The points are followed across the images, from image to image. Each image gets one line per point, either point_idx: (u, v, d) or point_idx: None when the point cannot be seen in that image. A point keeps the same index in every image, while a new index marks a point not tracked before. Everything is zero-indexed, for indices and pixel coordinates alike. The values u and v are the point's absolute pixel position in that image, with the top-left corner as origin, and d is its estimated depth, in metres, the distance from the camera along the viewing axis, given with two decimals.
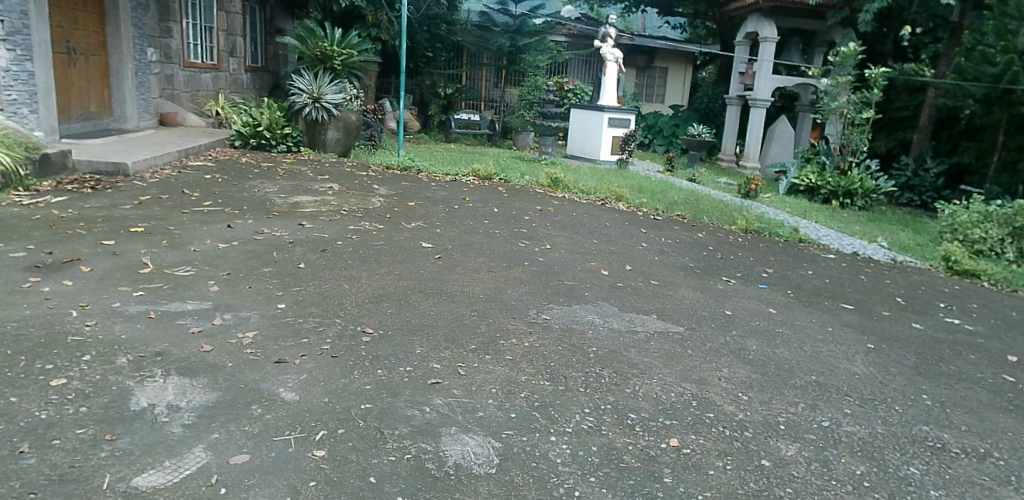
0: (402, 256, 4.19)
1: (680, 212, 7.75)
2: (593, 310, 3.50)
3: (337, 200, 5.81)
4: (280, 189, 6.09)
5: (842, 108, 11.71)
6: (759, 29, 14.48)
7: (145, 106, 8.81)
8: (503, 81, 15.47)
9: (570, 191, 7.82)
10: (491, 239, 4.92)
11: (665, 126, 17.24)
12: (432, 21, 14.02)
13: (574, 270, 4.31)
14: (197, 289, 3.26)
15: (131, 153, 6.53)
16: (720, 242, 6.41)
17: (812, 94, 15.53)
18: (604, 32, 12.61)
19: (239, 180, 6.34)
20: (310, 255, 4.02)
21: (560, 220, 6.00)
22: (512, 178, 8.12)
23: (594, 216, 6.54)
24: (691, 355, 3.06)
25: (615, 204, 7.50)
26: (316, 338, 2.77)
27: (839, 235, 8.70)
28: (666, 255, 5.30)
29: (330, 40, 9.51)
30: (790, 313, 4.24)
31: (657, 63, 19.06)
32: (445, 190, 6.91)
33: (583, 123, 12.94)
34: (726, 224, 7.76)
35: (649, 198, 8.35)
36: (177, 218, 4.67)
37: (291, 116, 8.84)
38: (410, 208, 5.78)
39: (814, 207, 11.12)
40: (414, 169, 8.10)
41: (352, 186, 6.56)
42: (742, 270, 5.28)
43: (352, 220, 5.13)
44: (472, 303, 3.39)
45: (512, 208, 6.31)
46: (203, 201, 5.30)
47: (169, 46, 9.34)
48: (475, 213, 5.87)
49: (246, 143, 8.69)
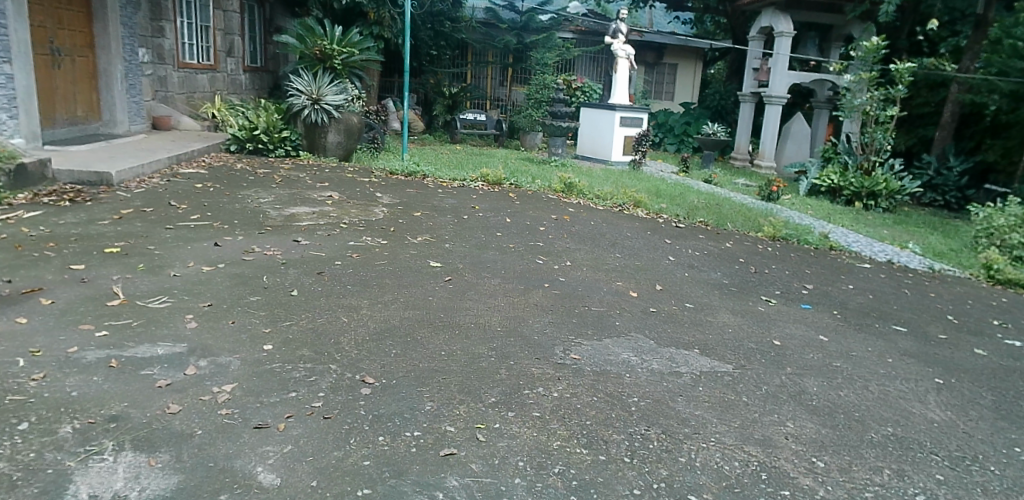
0: (409, 278, 3.76)
1: (702, 219, 7.30)
2: (627, 346, 3.06)
3: (337, 211, 5.38)
4: (276, 199, 5.65)
5: (866, 105, 11.18)
6: (775, 23, 13.94)
7: (135, 109, 8.39)
8: (509, 80, 15.02)
9: (585, 197, 7.36)
10: (505, 256, 4.48)
11: (676, 124, 16.71)
12: (436, 18, 13.61)
13: (600, 292, 3.87)
14: (170, 326, 2.81)
15: (117, 160, 6.10)
16: (750, 253, 5.96)
17: (828, 90, 15.05)
18: (615, 28, 12.17)
19: (232, 189, 5.91)
20: (304, 279, 3.58)
21: (578, 231, 5.55)
22: (523, 183, 7.67)
23: (613, 225, 6.09)
24: (748, 405, 2.61)
25: (633, 210, 7.05)
26: (307, 393, 2.33)
27: (869, 241, 8.23)
28: (696, 270, 4.85)
29: (330, 38, 9.08)
30: (842, 341, 3.79)
31: (666, 60, 18.56)
32: (454, 197, 6.47)
33: (593, 123, 12.49)
34: (751, 231, 7.30)
35: (668, 203, 7.89)
36: (160, 235, 4.24)
37: (290, 119, 8.41)
38: (415, 219, 5.35)
39: (838, 209, 10.64)
40: (419, 174, 7.66)
41: (353, 194, 6.14)
42: (780, 287, 4.84)
43: (353, 235, 4.70)
44: (490, 338, 2.95)
45: (525, 217, 5.87)
46: (190, 214, 4.86)
47: (161, 46, 8.93)
48: (486, 224, 5.42)
49: (242, 148, 8.25)
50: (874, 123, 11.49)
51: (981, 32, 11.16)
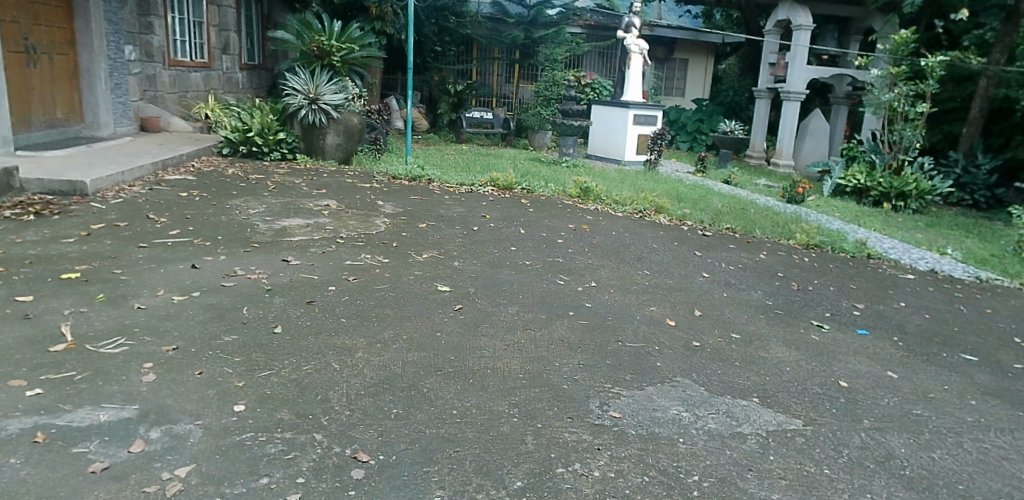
0: (415, 307, 3.25)
1: (729, 225, 6.79)
2: (675, 397, 2.54)
3: (334, 223, 4.88)
4: (267, 209, 5.15)
5: (894, 101, 10.62)
6: (793, 16, 13.41)
7: (121, 110, 7.91)
8: (516, 77, 14.48)
9: (602, 202, 6.84)
10: (520, 276, 3.96)
11: (688, 121, 16.13)
12: (439, 13, 13.18)
13: (633, 321, 3.35)
14: (120, 379, 2.31)
15: (94, 167, 5.62)
16: (788, 266, 5.45)
17: (848, 85, 14.56)
18: (628, 22, 11.64)
19: (219, 198, 5.42)
20: (291, 311, 3.07)
21: (599, 243, 5.05)
22: (535, 187, 7.16)
23: (635, 234, 5.57)
24: (833, 483, 2.10)
25: (655, 217, 6.54)
26: (280, 479, 1.82)
27: (905, 247, 7.69)
28: (735, 289, 4.33)
29: (328, 34, 8.57)
30: (915, 379, 3.28)
31: (677, 55, 17.95)
32: (461, 205, 5.96)
33: (606, 121, 11.99)
34: (781, 238, 6.80)
35: (691, 208, 7.38)
36: (131, 256, 3.74)
37: (286, 120, 7.91)
38: (419, 232, 4.85)
39: (865, 211, 10.10)
40: (424, 178, 7.15)
41: (352, 202, 5.66)
42: (828, 308, 4.34)
43: (350, 251, 4.19)
44: (510, 390, 2.45)
45: (540, 227, 5.36)
46: (169, 228, 4.36)
47: (151, 43, 8.42)
48: (499, 236, 4.92)
49: (235, 151, 7.78)
50: (902, 119, 10.93)
51: (1013, 24, 10.39)
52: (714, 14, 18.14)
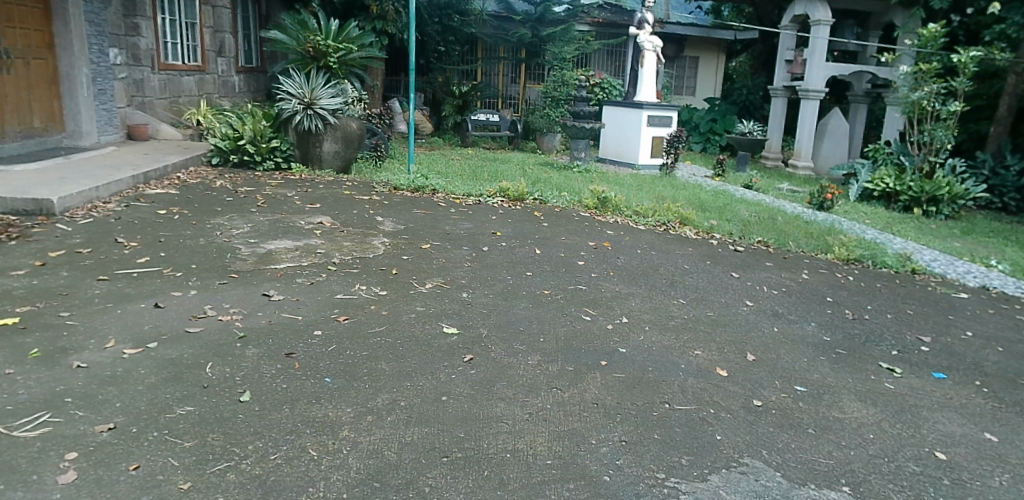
0: (418, 358, 2.70)
1: (761, 239, 6.23)
2: (747, 491, 1.99)
3: (328, 245, 4.33)
4: (253, 228, 4.62)
5: (924, 99, 9.98)
6: (811, 11, 12.83)
7: (106, 118, 7.38)
8: (522, 77, 13.90)
9: (622, 214, 6.28)
10: (540, 311, 3.41)
11: (701, 122, 15.52)
12: (443, 12, 12.67)
13: (678, 373, 2.79)
14: (30, 483, 1.77)
15: (66, 182, 5.08)
16: (834, 288, 4.89)
17: (867, 83, 14.00)
18: (640, 18, 11.05)
19: (202, 216, 4.88)
20: (265, 369, 2.50)
21: (625, 264, 4.50)
22: (549, 197, 6.59)
23: (663, 252, 5.02)
24: None
25: (681, 230, 5.98)
26: None
27: (949, 259, 7.09)
28: (785, 321, 3.80)
29: (324, 34, 8.05)
30: (1020, 443, 2.71)
31: (687, 53, 17.35)
32: (469, 220, 5.42)
33: (618, 123, 11.43)
34: (817, 252, 6.25)
35: (717, 218, 6.81)
36: (86, 292, 3.20)
37: (280, 126, 7.37)
38: (424, 255, 4.30)
39: (896, 217, 9.51)
40: (427, 189, 6.59)
41: (349, 219, 5.12)
42: (892, 344, 3.77)
43: (342, 282, 3.64)
44: (539, 488, 1.90)
45: (557, 246, 4.80)
46: (139, 254, 3.82)
47: (137, 45, 7.91)
48: (512, 258, 4.38)
49: (225, 160, 7.24)
50: (933, 119, 10.32)
51: None
52: (722, 11, 17.59)
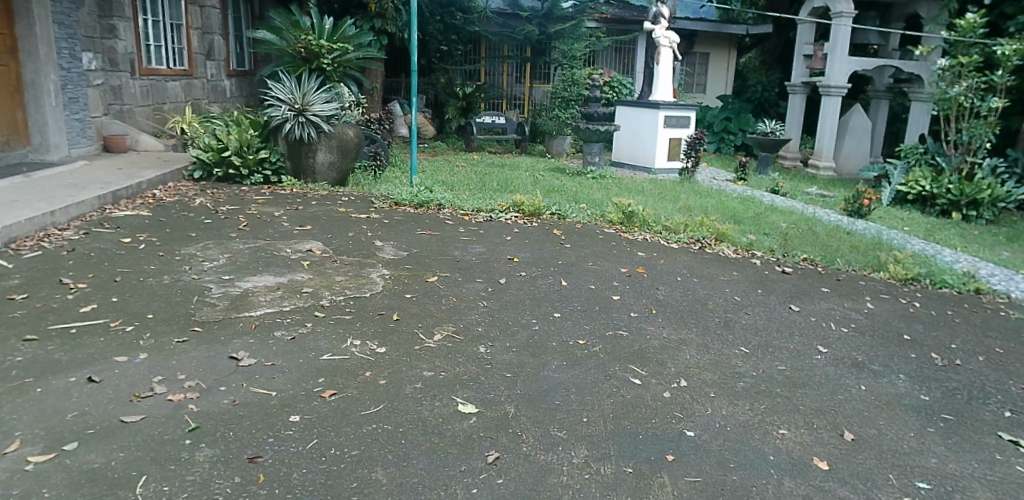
0: (427, 461, 2.02)
1: (806, 257, 5.57)
2: None
3: (316, 280, 3.66)
4: (230, 260, 3.96)
5: (962, 96, 9.26)
6: (832, 2, 12.13)
7: (77, 129, 6.73)
8: (528, 77, 13.21)
9: (650, 230, 5.60)
10: (576, 372, 2.73)
11: (715, 121, 14.81)
12: (446, 10, 12.02)
13: (768, 470, 2.13)
14: None
15: (17, 206, 4.44)
16: (907, 321, 4.20)
17: (890, 78, 13.28)
18: (655, 12, 10.37)
19: (174, 245, 4.22)
20: (218, 487, 1.84)
21: (665, 296, 3.84)
22: (567, 211, 5.92)
23: (707, 279, 4.35)
24: None
25: (719, 249, 5.31)
26: None
27: (1010, 273, 6.37)
28: (870, 376, 3.14)
29: (318, 33, 7.39)
30: None
31: (698, 49, 16.66)
32: (481, 243, 4.75)
33: (632, 124, 10.76)
34: (868, 270, 5.57)
35: (755, 232, 6.13)
36: (7, 361, 2.53)
37: (269, 135, 6.70)
38: (430, 291, 3.63)
39: (937, 223, 8.79)
40: (433, 203, 5.92)
41: (342, 244, 4.47)
42: (1003, 401, 3.08)
43: (330, 334, 2.96)
44: None
45: (585, 275, 4.13)
46: (84, 301, 3.16)
47: (114, 48, 7.22)
48: (536, 293, 3.71)
49: (209, 174, 6.58)
50: (972, 116, 9.58)
51: None
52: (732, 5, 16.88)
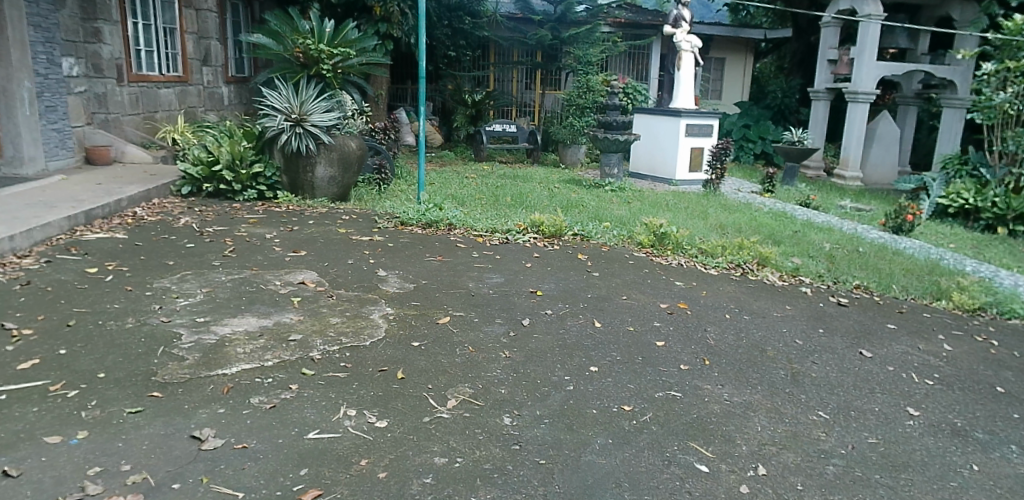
0: None
1: (860, 284, 4.98)
2: None
3: (308, 324, 3.11)
4: (209, 296, 3.42)
5: (1008, 103, 8.64)
6: (860, 5, 11.52)
7: (54, 139, 6.26)
8: (539, 83, 12.51)
9: (685, 253, 5.03)
10: (627, 457, 2.16)
11: (734, 128, 14.18)
12: (454, 14, 11.62)
13: None
14: None
15: None
16: (995, 367, 3.58)
17: (918, 84, 12.68)
18: (677, 15, 9.71)
19: (145, 276, 3.69)
20: None
21: (717, 342, 3.26)
22: (591, 232, 5.35)
23: (759, 316, 3.77)
24: None
25: (764, 275, 4.74)
26: None
27: None
28: (980, 450, 2.55)
29: (317, 36, 6.86)
30: None
31: (714, 54, 16.04)
32: (498, 272, 4.20)
33: (652, 133, 10.20)
34: (927, 298, 4.97)
35: (798, 255, 5.56)
36: None
37: (264, 147, 6.19)
38: (442, 337, 3.06)
39: (984, 239, 8.12)
40: (442, 223, 5.37)
41: (340, 274, 3.93)
42: None
43: (320, 401, 2.39)
44: None
45: (619, 313, 3.56)
46: (22, 354, 2.62)
47: (99, 53, 6.73)
48: (565, 339, 3.13)
49: (199, 190, 6.08)
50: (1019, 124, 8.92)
51: None
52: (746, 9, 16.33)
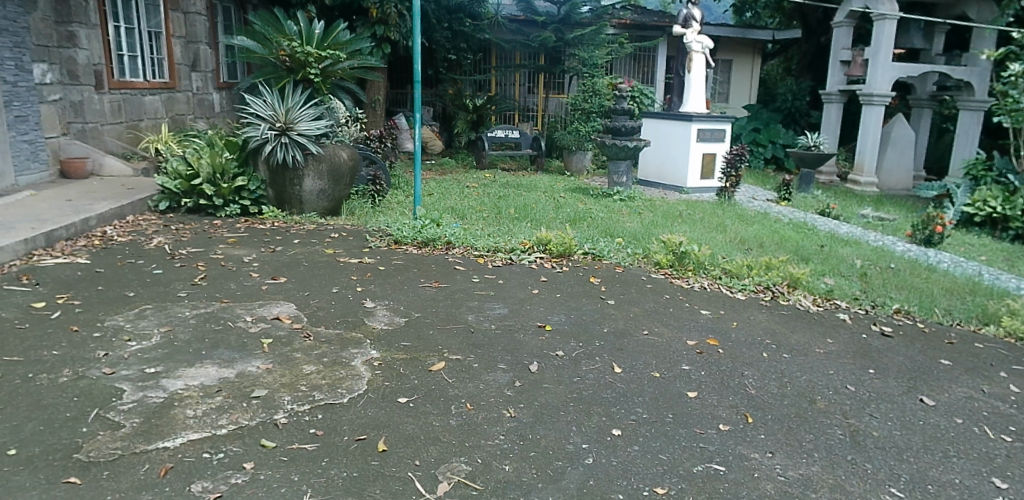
0: None
1: (901, 308, 4.48)
2: None
3: (277, 375, 2.63)
4: (168, 337, 2.95)
5: None
6: (874, 4, 11.02)
7: (25, 151, 5.82)
8: (541, 87, 12.06)
9: (708, 275, 4.56)
10: None
11: (743, 132, 13.70)
12: (454, 16, 11.12)
13: None
14: None
15: None
16: None
17: (933, 85, 12.18)
18: (686, 14, 9.26)
19: (100, 312, 3.23)
20: None
21: (756, 391, 2.78)
22: (604, 251, 4.87)
23: (798, 354, 3.28)
24: None
25: (797, 300, 4.26)
26: None
27: None
28: None
29: (305, 38, 6.43)
30: None
31: (722, 56, 15.52)
32: (501, 301, 3.72)
33: (661, 139, 9.73)
34: (976, 323, 4.44)
35: (830, 275, 5.08)
36: None
37: (248, 159, 5.74)
38: (435, 391, 2.59)
39: (1016, 251, 7.61)
40: (439, 241, 4.88)
41: (321, 306, 3.46)
42: None
43: (277, 490, 1.91)
44: None
45: (640, 353, 3.08)
46: None
47: (75, 58, 6.27)
48: (580, 392, 2.64)
49: (177, 205, 5.63)
50: None
51: None
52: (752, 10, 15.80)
